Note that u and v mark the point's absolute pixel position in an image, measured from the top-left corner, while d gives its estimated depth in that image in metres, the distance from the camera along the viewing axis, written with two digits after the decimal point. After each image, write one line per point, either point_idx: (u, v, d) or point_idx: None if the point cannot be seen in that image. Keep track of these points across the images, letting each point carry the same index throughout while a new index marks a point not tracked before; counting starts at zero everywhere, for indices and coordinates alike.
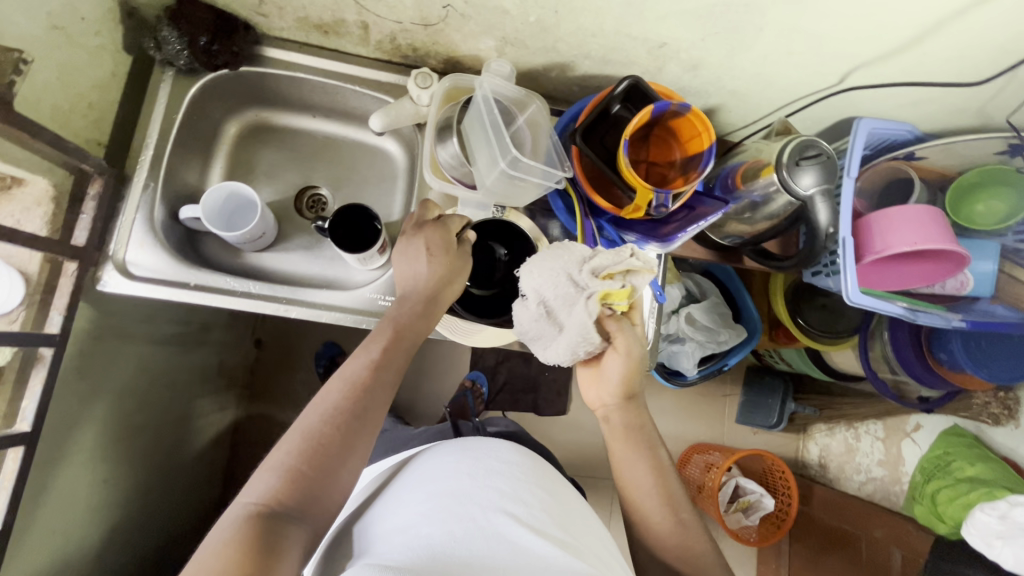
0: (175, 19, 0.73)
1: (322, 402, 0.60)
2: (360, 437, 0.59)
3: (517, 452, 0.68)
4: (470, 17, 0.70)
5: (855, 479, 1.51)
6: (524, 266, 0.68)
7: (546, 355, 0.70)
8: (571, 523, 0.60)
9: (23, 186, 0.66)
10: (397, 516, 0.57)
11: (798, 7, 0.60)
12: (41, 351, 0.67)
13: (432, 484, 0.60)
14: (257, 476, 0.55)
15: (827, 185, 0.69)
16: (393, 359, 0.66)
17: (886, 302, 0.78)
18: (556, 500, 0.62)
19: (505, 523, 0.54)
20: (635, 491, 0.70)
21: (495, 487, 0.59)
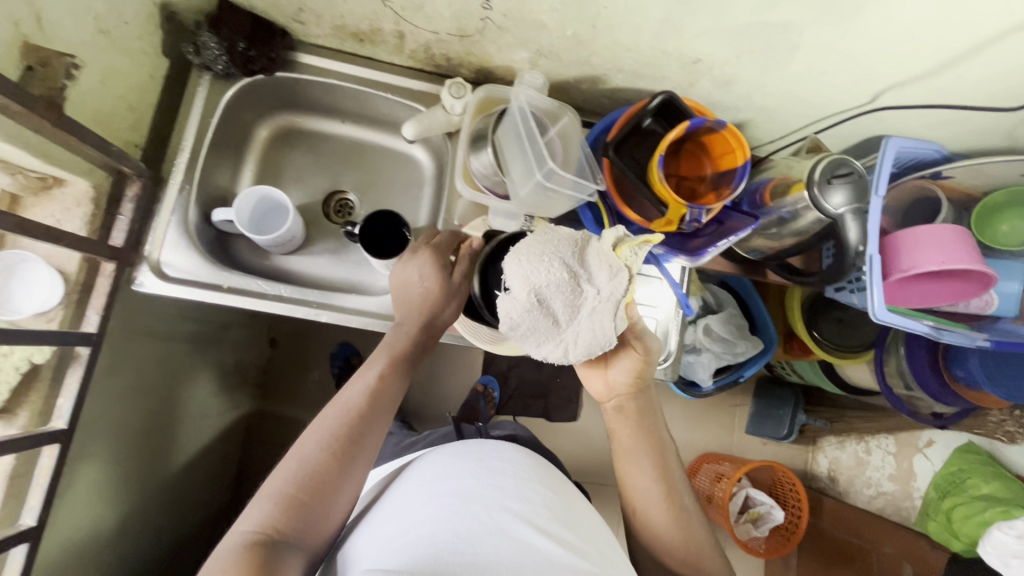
0: (215, 24, 0.74)
1: (320, 427, 0.62)
2: (358, 461, 0.61)
3: (519, 452, 0.69)
4: (507, 30, 0.71)
5: (865, 493, 1.51)
6: (514, 257, 0.61)
7: (537, 349, 0.64)
8: (574, 522, 0.61)
9: (65, 187, 0.68)
10: (403, 515, 0.58)
11: (836, 28, 0.61)
12: (78, 351, 0.68)
13: (436, 481, 0.61)
14: (255, 504, 0.56)
15: (859, 204, 0.70)
16: (392, 384, 0.67)
17: (910, 320, 0.78)
18: (561, 499, 0.64)
19: (507, 521, 0.55)
20: (637, 484, 0.74)
21: (501, 487, 0.60)
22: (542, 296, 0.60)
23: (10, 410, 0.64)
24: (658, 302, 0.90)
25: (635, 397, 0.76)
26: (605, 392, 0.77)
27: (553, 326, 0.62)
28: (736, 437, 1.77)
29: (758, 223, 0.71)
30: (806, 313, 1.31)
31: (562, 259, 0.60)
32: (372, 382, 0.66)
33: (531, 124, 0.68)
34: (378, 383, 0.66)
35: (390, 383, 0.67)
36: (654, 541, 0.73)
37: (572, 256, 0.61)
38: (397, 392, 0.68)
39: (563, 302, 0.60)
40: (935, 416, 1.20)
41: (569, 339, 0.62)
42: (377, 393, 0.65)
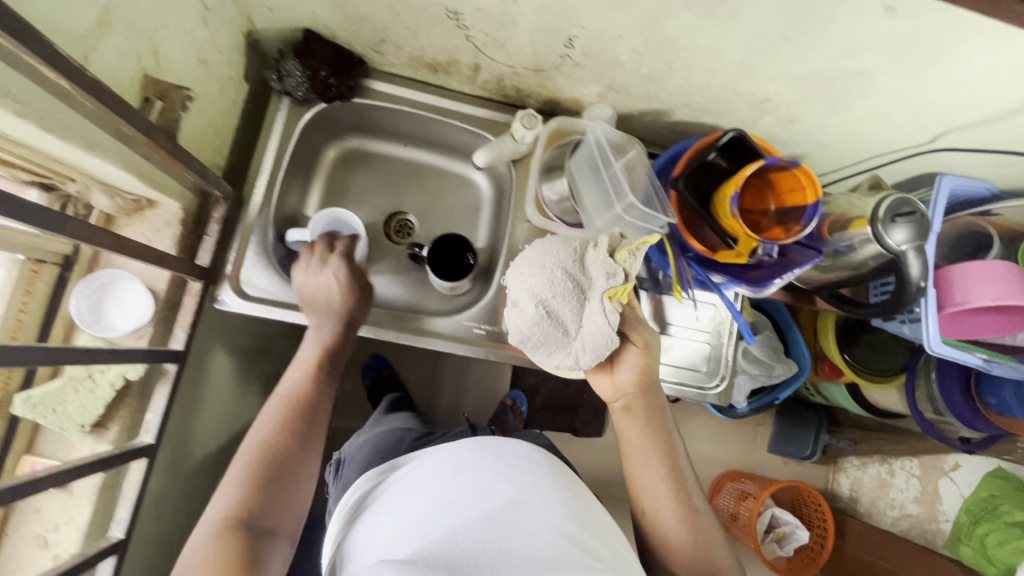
0: (300, 54, 0.77)
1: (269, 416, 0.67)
2: (310, 439, 0.67)
3: (535, 451, 0.68)
4: (584, 66, 0.74)
5: (889, 515, 1.47)
6: (514, 274, 0.75)
7: (550, 360, 0.74)
8: (585, 516, 0.61)
9: (157, 209, 0.70)
10: (412, 509, 0.60)
11: (910, 77, 0.64)
12: (166, 367, 0.70)
13: (452, 475, 0.62)
14: (220, 491, 0.60)
15: (920, 241, 0.72)
16: (325, 371, 0.73)
17: (965, 353, 0.80)
18: (578, 500, 0.63)
19: (521, 516, 0.56)
20: (647, 483, 0.76)
21: (515, 483, 0.61)
22: (550, 305, 0.72)
23: (102, 424, 0.66)
24: (711, 328, 0.93)
25: (643, 396, 0.79)
26: (613, 392, 0.80)
27: (562, 332, 0.72)
28: (755, 455, 1.71)
29: (819, 258, 0.72)
30: (840, 337, 1.26)
31: (563, 269, 0.73)
32: (305, 367, 0.72)
33: (608, 157, 0.72)
34: (311, 370, 0.72)
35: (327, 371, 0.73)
36: (666, 540, 0.74)
37: (574, 265, 0.73)
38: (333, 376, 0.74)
39: (568, 310, 0.72)
40: (961, 441, 1.12)
41: (574, 342, 0.72)
42: (310, 380, 0.71)
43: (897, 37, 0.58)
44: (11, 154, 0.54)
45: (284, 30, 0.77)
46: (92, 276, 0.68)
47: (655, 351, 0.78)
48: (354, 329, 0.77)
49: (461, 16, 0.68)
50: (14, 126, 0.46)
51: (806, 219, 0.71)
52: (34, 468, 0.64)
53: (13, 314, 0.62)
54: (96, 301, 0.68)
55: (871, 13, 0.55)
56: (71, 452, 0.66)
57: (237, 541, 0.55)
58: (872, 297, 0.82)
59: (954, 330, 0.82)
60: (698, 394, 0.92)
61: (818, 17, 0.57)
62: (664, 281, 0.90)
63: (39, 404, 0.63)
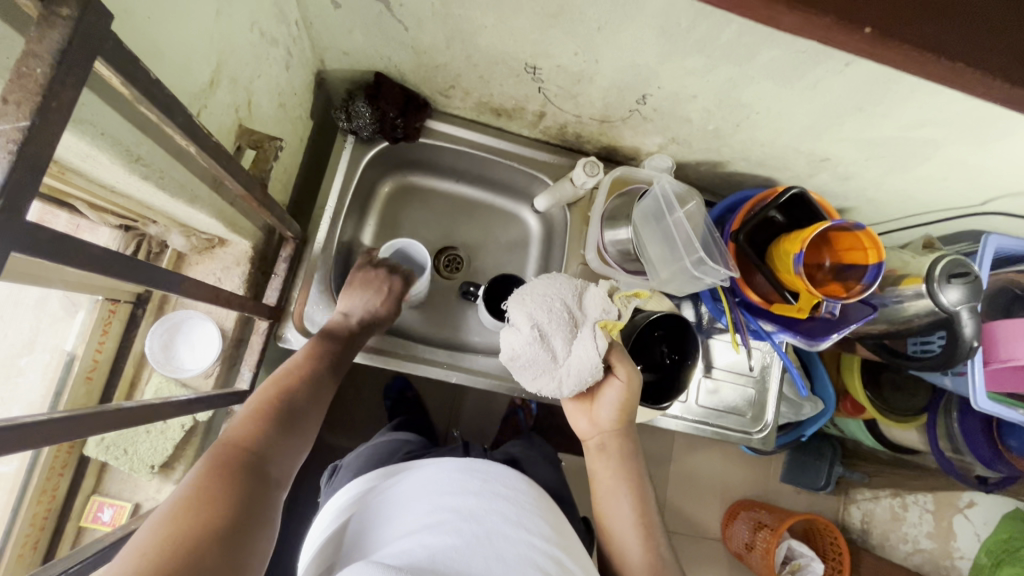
0: (373, 98, 0.77)
1: (279, 379, 0.62)
2: (315, 409, 0.62)
3: (526, 482, 0.60)
4: (651, 120, 0.76)
5: (901, 548, 1.33)
6: (512, 296, 0.69)
7: (534, 383, 0.69)
8: (571, 565, 0.52)
9: (228, 248, 0.71)
10: (389, 522, 0.52)
11: (974, 150, 0.66)
12: (234, 407, 0.70)
13: (432, 496, 0.53)
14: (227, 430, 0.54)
15: (974, 303, 0.74)
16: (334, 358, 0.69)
17: (1008, 409, 0.81)
18: (564, 542, 0.54)
19: (503, 553, 0.47)
20: (618, 530, 0.67)
21: (500, 513, 0.52)
22: (542, 330, 0.66)
23: (170, 463, 0.68)
24: (756, 372, 0.94)
25: (620, 435, 0.71)
26: (590, 429, 0.73)
27: (551, 358, 0.67)
28: (773, 487, 1.50)
29: (874, 314, 0.76)
30: (865, 376, 1.16)
31: (563, 303, 0.67)
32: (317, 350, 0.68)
33: (672, 208, 0.73)
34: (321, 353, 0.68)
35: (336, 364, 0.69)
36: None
37: (573, 299, 0.68)
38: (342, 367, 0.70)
39: (561, 337, 0.66)
40: (978, 480, 1.07)
41: (560, 374, 0.67)
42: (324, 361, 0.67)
43: (969, 115, 0.60)
44: (107, 202, 0.55)
45: (355, 73, 0.78)
46: (166, 317, 0.69)
47: (638, 385, 0.69)
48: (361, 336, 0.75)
49: (538, 71, 0.70)
50: (130, 184, 0.47)
51: (868, 279, 0.72)
52: (102, 508, 0.67)
53: (90, 355, 0.64)
54: (167, 340, 0.69)
55: (949, 95, 0.57)
56: (138, 492, 0.68)
57: (237, 475, 0.48)
58: (911, 349, 0.85)
59: (996, 384, 0.83)
60: (742, 438, 0.92)
61: (896, 94, 0.59)
62: (709, 323, 0.91)
63: (112, 446, 0.66)
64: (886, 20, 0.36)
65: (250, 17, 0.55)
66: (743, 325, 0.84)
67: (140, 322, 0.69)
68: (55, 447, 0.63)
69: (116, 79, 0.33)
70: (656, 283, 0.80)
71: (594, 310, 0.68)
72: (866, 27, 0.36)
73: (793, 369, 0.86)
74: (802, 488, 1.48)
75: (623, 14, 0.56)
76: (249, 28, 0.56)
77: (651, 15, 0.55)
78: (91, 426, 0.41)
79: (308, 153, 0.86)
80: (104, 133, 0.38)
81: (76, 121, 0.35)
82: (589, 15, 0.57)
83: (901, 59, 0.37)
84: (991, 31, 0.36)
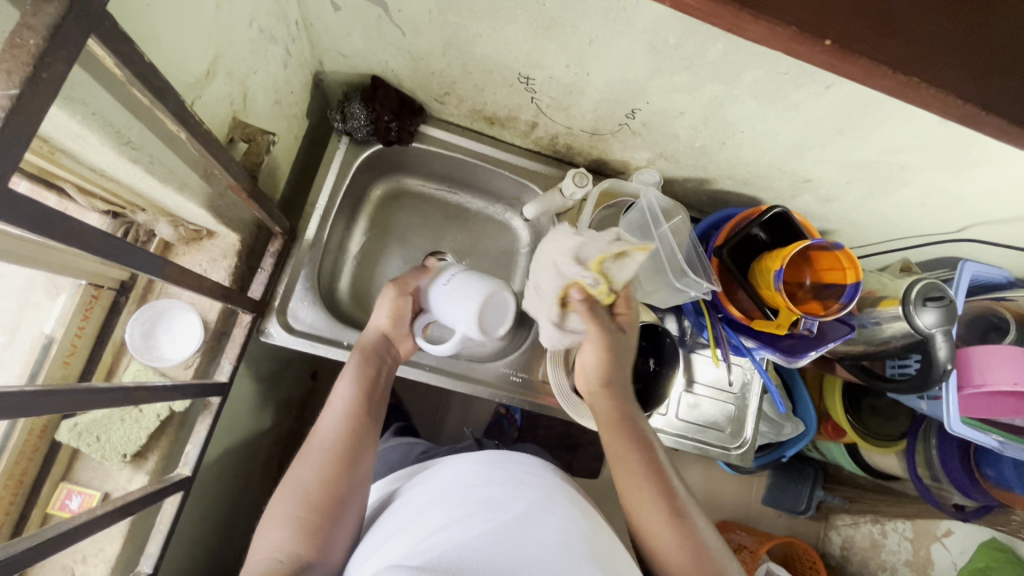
0: (368, 100, 0.79)
1: (305, 460, 0.63)
2: (363, 476, 0.65)
3: (545, 468, 0.68)
4: (639, 135, 0.78)
5: None
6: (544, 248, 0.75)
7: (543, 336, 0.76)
8: (598, 538, 0.58)
9: (216, 240, 0.72)
10: (428, 516, 0.58)
11: (947, 177, 0.68)
12: (211, 399, 0.70)
13: (463, 488, 0.61)
14: (269, 526, 0.59)
15: (948, 326, 0.75)
16: (367, 407, 0.69)
17: (980, 434, 0.83)
18: (590, 521, 0.61)
19: (533, 525, 0.54)
20: (626, 485, 0.64)
21: (526, 497, 0.59)
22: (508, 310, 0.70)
23: (142, 453, 0.67)
24: (737, 389, 0.94)
25: (603, 395, 0.72)
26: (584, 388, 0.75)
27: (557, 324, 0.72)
28: (754, 509, 1.50)
29: (852, 333, 0.76)
30: (847, 399, 1.16)
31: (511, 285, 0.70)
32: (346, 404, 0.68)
33: (658, 222, 0.74)
34: (350, 410, 0.68)
35: (367, 420, 0.68)
36: (667, 571, 0.60)
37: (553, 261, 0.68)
38: (380, 411, 0.71)
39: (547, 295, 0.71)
40: (955, 507, 1.07)
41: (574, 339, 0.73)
42: (352, 416, 0.67)
43: (942, 143, 0.62)
44: (97, 186, 0.55)
45: (353, 76, 0.80)
46: (149, 305, 0.69)
47: (614, 337, 0.71)
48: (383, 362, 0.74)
49: (531, 81, 0.71)
50: (120, 167, 0.47)
51: (846, 298, 0.73)
52: (71, 496, 0.66)
53: (68, 340, 0.64)
54: (148, 328, 0.68)
55: (923, 122, 0.59)
56: (108, 481, 0.67)
57: None
58: (890, 371, 0.87)
59: (970, 410, 0.84)
60: (721, 454, 0.92)
61: (874, 118, 0.61)
62: (690, 338, 0.93)
63: (84, 432, 0.65)
64: (847, 36, 0.36)
65: (250, 14, 0.57)
66: (724, 340, 0.85)
67: (122, 310, 0.69)
68: (29, 426, 0.63)
69: (109, 58, 0.34)
70: (642, 296, 0.81)
71: (575, 267, 0.65)
72: (826, 40, 0.36)
73: (772, 386, 0.87)
74: (783, 511, 1.48)
75: (612, 29, 0.58)
76: (249, 24, 0.57)
77: (640, 30, 0.57)
78: (43, 404, 0.41)
79: (303, 152, 0.87)
80: (96, 113, 0.39)
81: (65, 97, 0.36)
82: (581, 29, 0.59)
83: (861, 75, 0.37)
84: (950, 53, 0.38)
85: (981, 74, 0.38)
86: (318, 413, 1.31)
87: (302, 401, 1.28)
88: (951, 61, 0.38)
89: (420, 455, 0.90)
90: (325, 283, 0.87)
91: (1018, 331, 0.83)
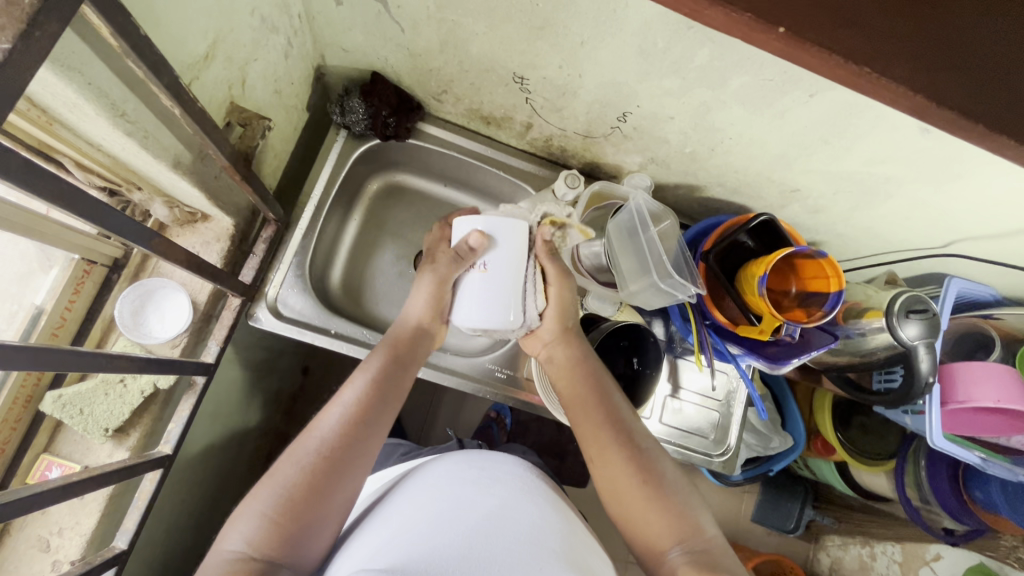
0: (367, 94, 0.81)
1: (291, 463, 0.58)
2: (353, 482, 0.60)
3: (523, 467, 0.69)
4: (630, 139, 0.79)
5: None
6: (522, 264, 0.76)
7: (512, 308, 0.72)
8: (572, 534, 0.59)
9: (209, 223, 0.73)
10: (405, 512, 0.59)
11: (931, 190, 0.68)
12: (196, 379, 0.71)
13: (438, 487, 0.62)
14: (237, 528, 0.54)
15: (931, 339, 0.76)
16: (377, 407, 0.64)
17: (963, 450, 0.82)
18: (565, 519, 0.62)
19: (504, 524, 0.55)
20: (600, 452, 0.66)
21: (499, 496, 0.60)
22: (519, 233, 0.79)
23: (124, 429, 0.69)
24: (721, 397, 0.94)
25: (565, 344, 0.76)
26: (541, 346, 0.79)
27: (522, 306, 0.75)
28: (742, 525, 1.48)
29: (836, 342, 0.77)
30: (836, 415, 1.15)
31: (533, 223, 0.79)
32: (355, 402, 0.63)
33: (646, 225, 0.75)
34: (354, 411, 0.63)
35: (370, 424, 0.62)
36: (645, 538, 0.61)
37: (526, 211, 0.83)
38: (393, 412, 0.66)
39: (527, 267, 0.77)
40: (944, 531, 1.02)
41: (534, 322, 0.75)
42: (359, 415, 0.62)
43: (925, 155, 0.62)
44: (95, 161, 0.56)
45: (353, 71, 0.82)
46: (139, 283, 0.70)
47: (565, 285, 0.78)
48: (414, 350, 0.72)
49: (525, 81, 0.73)
50: (115, 141, 0.49)
51: (828, 306, 0.74)
52: (50, 468, 0.66)
53: (58, 312, 0.65)
54: (138, 306, 0.70)
55: (904, 133, 0.60)
56: (89, 455, 0.68)
57: None
58: (875, 385, 0.86)
59: (953, 425, 0.84)
60: (703, 460, 0.92)
61: (857, 128, 0.62)
62: (678, 344, 0.92)
63: (68, 404, 0.66)
64: (801, 25, 0.38)
65: (252, 3, 0.59)
66: (710, 345, 0.85)
67: (113, 286, 0.71)
68: (22, 377, 0.64)
69: (105, 29, 0.36)
70: (628, 296, 0.81)
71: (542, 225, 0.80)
72: (781, 29, 0.38)
73: (755, 394, 0.87)
74: (772, 529, 1.46)
75: (602, 31, 0.59)
76: (249, 12, 0.59)
77: (631, 33, 0.58)
78: (20, 360, 0.42)
79: (302, 144, 0.89)
80: (92, 84, 0.41)
81: (59, 63, 0.37)
82: (573, 29, 0.60)
83: (814, 63, 0.39)
84: (908, 56, 0.39)
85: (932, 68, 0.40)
86: (308, 407, 1.31)
87: (292, 396, 1.28)
88: (903, 54, 0.39)
89: (403, 454, 0.90)
90: (316, 273, 0.88)
91: (1004, 349, 0.83)
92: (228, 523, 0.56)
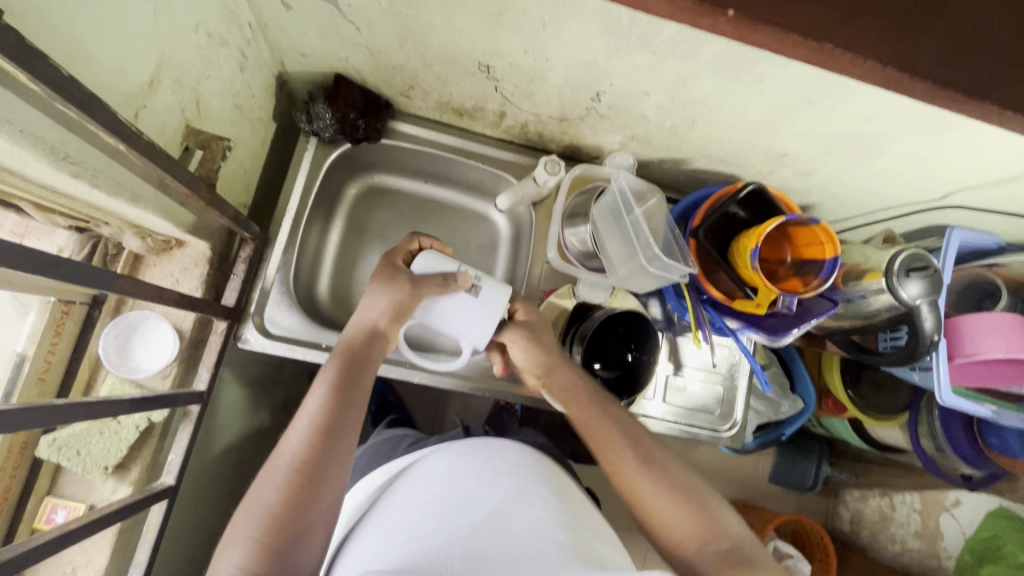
0: (332, 99, 0.78)
1: (269, 476, 0.58)
2: (330, 486, 0.59)
3: (526, 457, 0.66)
4: (608, 118, 0.76)
5: (887, 551, 1.26)
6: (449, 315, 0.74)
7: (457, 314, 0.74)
8: (579, 523, 0.56)
9: (184, 249, 0.72)
10: (406, 512, 0.56)
11: (924, 143, 0.65)
12: (190, 407, 0.71)
13: (440, 484, 0.59)
14: (230, 547, 0.54)
15: (934, 296, 0.73)
16: (345, 408, 0.63)
17: (974, 403, 0.80)
18: (570, 507, 0.59)
19: (512, 520, 0.52)
20: (619, 463, 0.65)
21: (502, 489, 0.57)
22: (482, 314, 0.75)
23: (124, 464, 0.69)
24: (724, 371, 0.93)
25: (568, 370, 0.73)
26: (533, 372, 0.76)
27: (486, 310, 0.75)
28: (760, 488, 1.47)
29: (835, 308, 0.74)
30: (845, 372, 1.13)
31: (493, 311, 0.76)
32: (319, 410, 0.62)
33: (630, 206, 0.73)
34: (321, 420, 0.61)
35: (338, 428, 0.61)
36: (670, 542, 0.61)
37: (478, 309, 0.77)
38: (359, 414, 0.65)
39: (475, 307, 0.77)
40: (963, 478, 1.02)
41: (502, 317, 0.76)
42: (324, 422, 0.61)
43: (912, 110, 0.60)
44: (53, 203, 0.55)
45: (315, 76, 0.79)
46: (122, 318, 0.70)
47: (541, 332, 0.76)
48: (369, 354, 0.69)
49: (491, 69, 0.70)
50: (66, 184, 0.48)
51: (824, 273, 0.73)
52: (56, 510, 0.68)
53: (41, 357, 0.65)
54: (122, 341, 0.70)
55: (887, 91, 0.57)
56: (92, 493, 0.69)
57: None
58: (882, 346, 0.84)
59: (962, 380, 0.82)
60: (711, 436, 0.92)
61: (839, 88, 0.59)
62: (677, 322, 0.90)
63: (63, 447, 0.67)
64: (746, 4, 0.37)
65: (193, 19, 0.57)
66: (706, 321, 0.82)
67: (95, 323, 0.71)
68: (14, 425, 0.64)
69: (23, 76, 0.35)
70: (619, 280, 0.79)
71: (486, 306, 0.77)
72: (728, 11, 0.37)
73: (759, 368, 0.84)
74: (789, 489, 1.46)
75: (565, 12, 0.56)
76: (188, 30, 0.57)
77: (592, 11, 0.55)
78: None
79: (272, 156, 0.87)
80: (24, 131, 0.40)
81: None
82: (531, 13, 0.57)
83: (764, 40, 0.38)
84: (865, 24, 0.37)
85: (881, 35, 0.39)
86: None
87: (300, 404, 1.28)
88: (851, 27, 0.39)
89: (409, 445, 0.89)
90: (304, 284, 0.87)
91: (1011, 296, 0.80)
92: (222, 541, 0.56)
